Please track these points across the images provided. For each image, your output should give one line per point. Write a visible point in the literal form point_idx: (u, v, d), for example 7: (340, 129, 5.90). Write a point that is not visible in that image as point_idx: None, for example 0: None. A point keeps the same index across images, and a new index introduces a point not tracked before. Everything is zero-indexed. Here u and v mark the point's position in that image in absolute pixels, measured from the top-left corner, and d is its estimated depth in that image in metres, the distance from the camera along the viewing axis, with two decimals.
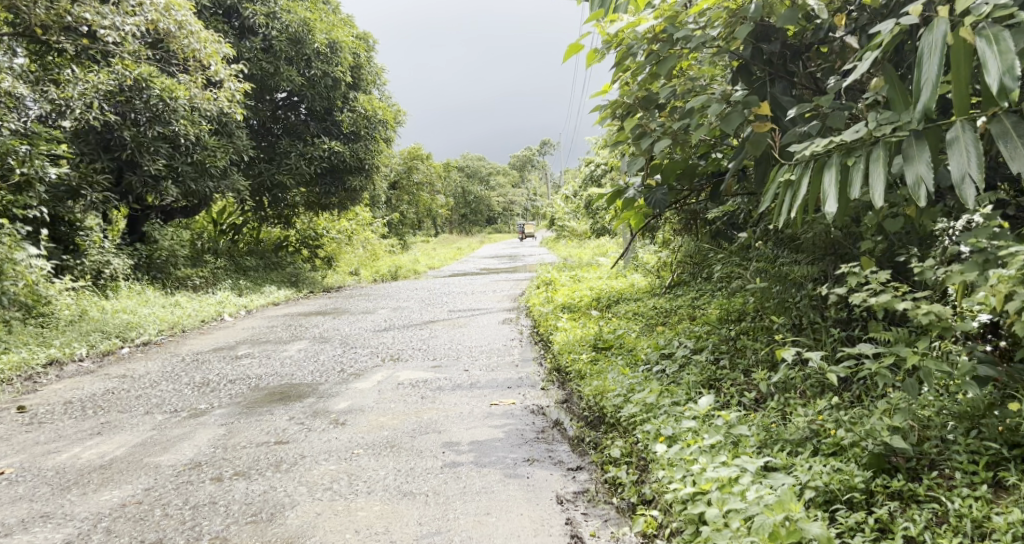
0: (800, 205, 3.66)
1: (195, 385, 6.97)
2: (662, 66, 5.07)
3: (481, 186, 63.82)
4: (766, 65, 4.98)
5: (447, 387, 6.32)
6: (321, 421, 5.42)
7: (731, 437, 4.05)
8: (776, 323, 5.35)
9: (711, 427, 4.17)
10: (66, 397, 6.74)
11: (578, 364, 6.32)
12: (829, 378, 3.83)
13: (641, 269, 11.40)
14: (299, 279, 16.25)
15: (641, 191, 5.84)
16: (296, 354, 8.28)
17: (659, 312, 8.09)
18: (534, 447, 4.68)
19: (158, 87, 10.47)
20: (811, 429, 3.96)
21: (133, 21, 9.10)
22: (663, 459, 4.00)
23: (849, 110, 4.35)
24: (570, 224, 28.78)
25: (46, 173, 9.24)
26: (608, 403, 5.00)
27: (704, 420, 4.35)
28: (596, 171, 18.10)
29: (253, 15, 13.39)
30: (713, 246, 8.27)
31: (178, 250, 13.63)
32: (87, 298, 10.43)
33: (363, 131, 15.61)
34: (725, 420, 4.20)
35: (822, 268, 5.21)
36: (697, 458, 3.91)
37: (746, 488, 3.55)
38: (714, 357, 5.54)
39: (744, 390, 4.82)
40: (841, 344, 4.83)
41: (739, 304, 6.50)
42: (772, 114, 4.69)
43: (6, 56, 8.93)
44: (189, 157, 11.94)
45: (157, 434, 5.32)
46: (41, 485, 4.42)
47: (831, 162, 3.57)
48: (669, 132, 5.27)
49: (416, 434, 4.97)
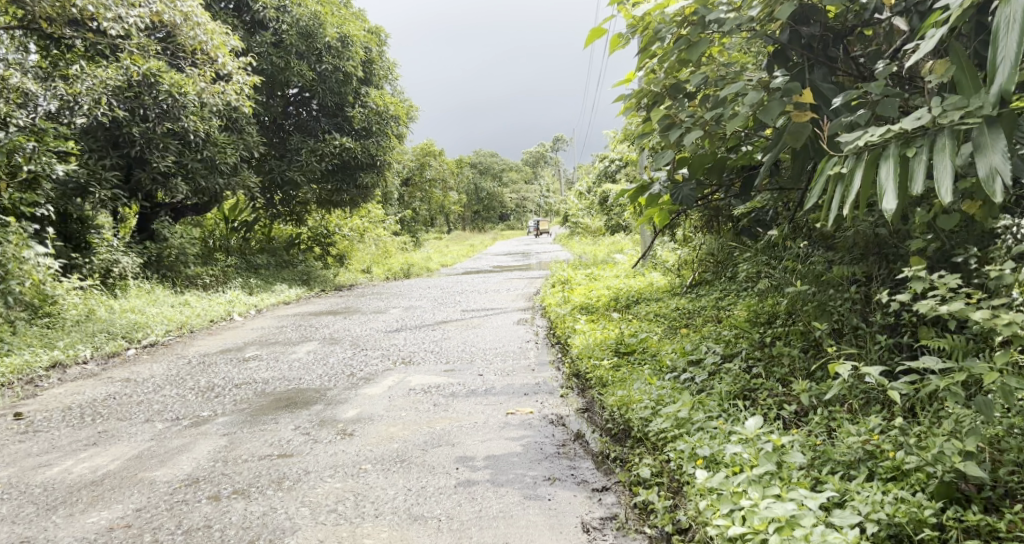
0: (853, 200, 3.33)
1: (199, 390, 6.66)
2: (693, 50, 4.71)
3: (495, 182, 63.49)
4: (805, 50, 4.66)
5: (461, 393, 5.98)
6: (328, 432, 5.10)
7: (777, 461, 3.69)
8: (814, 328, 5.02)
9: (752, 446, 3.83)
10: (67, 403, 6.47)
11: (599, 370, 5.98)
12: (888, 395, 3.48)
13: (659, 267, 11.07)
14: (311, 277, 15.95)
15: (668, 186, 5.54)
16: (305, 357, 7.95)
17: (683, 313, 7.72)
18: (556, 463, 4.35)
19: (167, 82, 10.23)
20: (864, 453, 3.63)
21: (138, 12, 8.67)
22: (703, 485, 3.66)
23: (900, 99, 4.00)
24: (584, 221, 28.42)
25: (54, 170, 8.99)
26: (634, 417, 4.66)
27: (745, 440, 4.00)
28: (612, 167, 17.79)
29: (263, 8, 13.13)
30: (739, 244, 7.91)
31: (189, 248, 13.33)
32: (95, 297, 10.13)
33: (375, 127, 15.31)
34: (767, 439, 3.87)
35: (865, 270, 4.87)
36: (743, 488, 3.55)
37: (808, 532, 3.19)
38: (747, 366, 5.21)
39: (782, 403, 4.50)
40: (890, 352, 4.55)
41: (770, 306, 6.14)
42: (814, 101, 4.36)
43: (18, 51, 9.12)
44: (199, 153, 11.64)
45: (155, 445, 5.02)
46: (26, 504, 4.13)
47: (888, 153, 3.25)
48: (700, 123, 4.93)
49: (428, 447, 4.65)
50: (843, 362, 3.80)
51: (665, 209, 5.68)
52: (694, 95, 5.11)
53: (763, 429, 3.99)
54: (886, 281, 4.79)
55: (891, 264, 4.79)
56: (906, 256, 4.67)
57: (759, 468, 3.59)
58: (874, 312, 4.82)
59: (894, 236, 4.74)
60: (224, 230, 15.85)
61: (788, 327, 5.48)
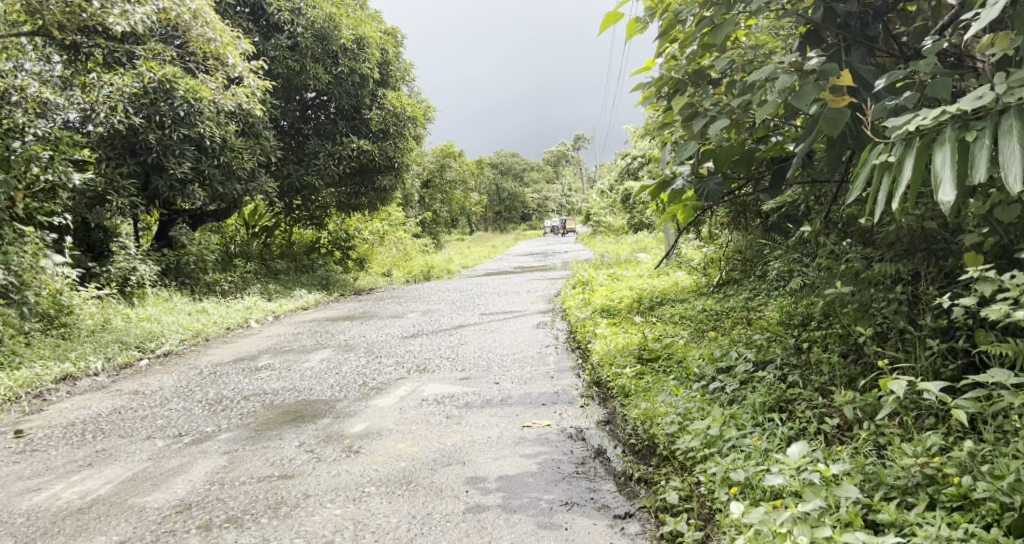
0: (903, 192, 3.02)
1: (206, 403, 6.25)
2: (717, 33, 4.30)
3: (517, 183, 63.10)
4: (840, 30, 4.32)
5: (476, 404, 5.64)
6: (333, 449, 4.79)
7: (828, 498, 3.28)
8: (856, 332, 4.67)
9: (792, 473, 3.46)
10: (70, 418, 5.85)
11: (622, 379, 5.61)
12: (955, 413, 3.16)
13: (685, 266, 10.71)
14: (331, 282, 15.68)
15: (692, 180, 5.17)
16: (317, 367, 7.59)
17: (710, 315, 7.33)
18: (574, 486, 4.00)
19: (182, 88, 10.02)
20: (921, 477, 3.30)
21: (144, 9, 8.31)
22: (739, 521, 3.29)
23: (950, 80, 3.64)
24: (606, 221, 27.95)
25: (72, 179, 8.83)
26: (659, 432, 4.29)
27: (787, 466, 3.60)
28: (634, 165, 17.36)
29: (278, 11, 12.85)
30: (768, 242, 7.50)
31: (207, 254, 13.05)
32: (111, 307, 9.81)
33: (393, 129, 14.94)
34: (812, 468, 3.47)
35: (912, 268, 4.51)
36: (787, 527, 3.13)
37: None
38: (781, 375, 4.86)
39: (823, 415, 4.14)
40: (943, 359, 4.20)
41: (804, 308, 5.77)
42: (854, 84, 3.98)
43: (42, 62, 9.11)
44: (216, 159, 11.32)
45: (151, 467, 4.58)
46: (5, 537, 3.85)
47: (945, 139, 2.99)
48: (726, 111, 4.55)
49: (436, 467, 4.33)
50: (893, 377, 3.51)
51: (689, 205, 5.33)
52: (719, 82, 4.74)
53: (805, 454, 3.57)
54: (937, 280, 4.44)
55: (940, 261, 4.44)
56: (958, 253, 4.31)
57: (805, 504, 3.18)
58: (923, 313, 4.45)
59: (943, 230, 4.37)
60: (244, 236, 15.61)
61: (825, 332, 5.12)
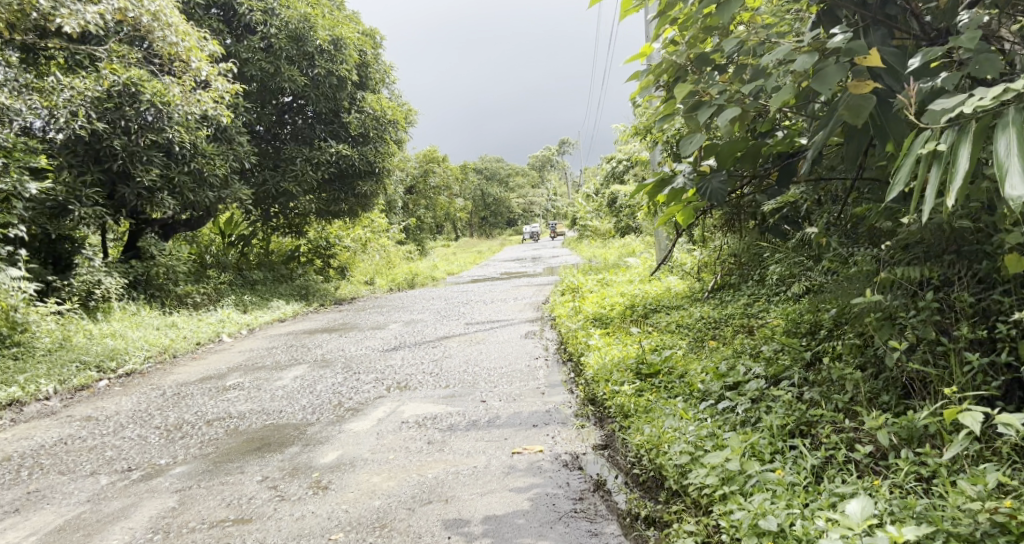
0: (958, 183, 2.60)
1: (164, 430, 5.70)
2: (724, 11, 3.86)
3: (501, 188, 62.57)
4: (859, 8, 3.90)
5: (461, 426, 5.14)
6: (299, 485, 4.27)
7: None
8: (878, 343, 4.23)
9: (851, 537, 3.05)
10: (8, 452, 5.28)
11: (619, 397, 5.12)
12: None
13: (677, 270, 10.25)
14: (310, 291, 15.08)
15: (694, 178, 4.65)
16: (290, 385, 7.01)
17: (708, 323, 6.83)
18: (573, 529, 3.61)
19: (149, 91, 9.38)
20: (990, 525, 2.98)
21: (97, 9, 7.71)
22: None
23: (995, 58, 3.28)
24: (593, 223, 27.48)
25: (26, 190, 8.18)
26: (669, 464, 3.88)
27: (835, 524, 3.17)
28: (622, 167, 16.88)
29: (249, 11, 12.28)
30: (768, 243, 7.05)
31: (178, 265, 12.46)
32: (73, 323, 9.19)
33: (372, 132, 14.38)
34: (876, 531, 3.08)
35: (941, 272, 4.09)
36: None
37: None
38: (797, 393, 4.40)
39: (853, 441, 3.75)
40: (983, 377, 3.80)
41: (814, 315, 5.32)
42: (880, 65, 3.55)
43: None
44: (185, 166, 10.72)
45: (87, 512, 4.10)
46: None
47: (1008, 123, 2.56)
48: (735, 99, 4.10)
49: (416, 506, 3.88)
50: (962, 406, 3.23)
51: (690, 205, 4.78)
52: (725, 67, 4.31)
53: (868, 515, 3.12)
54: (969, 287, 3.99)
55: (973, 264, 4.03)
56: (994, 255, 3.90)
57: None
58: (957, 323, 4.02)
59: (977, 230, 3.96)
60: (220, 245, 15.00)
61: (840, 341, 4.67)
